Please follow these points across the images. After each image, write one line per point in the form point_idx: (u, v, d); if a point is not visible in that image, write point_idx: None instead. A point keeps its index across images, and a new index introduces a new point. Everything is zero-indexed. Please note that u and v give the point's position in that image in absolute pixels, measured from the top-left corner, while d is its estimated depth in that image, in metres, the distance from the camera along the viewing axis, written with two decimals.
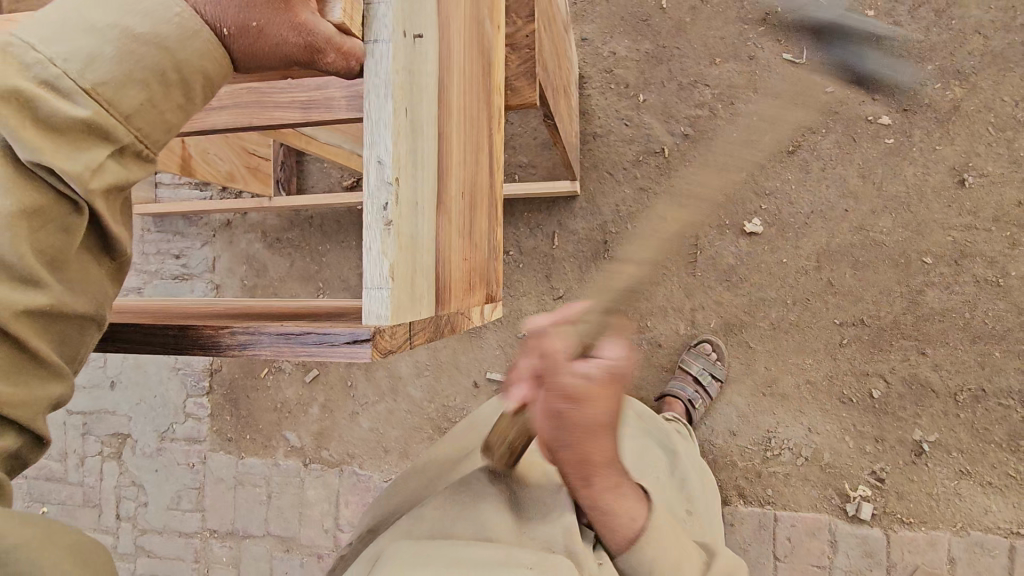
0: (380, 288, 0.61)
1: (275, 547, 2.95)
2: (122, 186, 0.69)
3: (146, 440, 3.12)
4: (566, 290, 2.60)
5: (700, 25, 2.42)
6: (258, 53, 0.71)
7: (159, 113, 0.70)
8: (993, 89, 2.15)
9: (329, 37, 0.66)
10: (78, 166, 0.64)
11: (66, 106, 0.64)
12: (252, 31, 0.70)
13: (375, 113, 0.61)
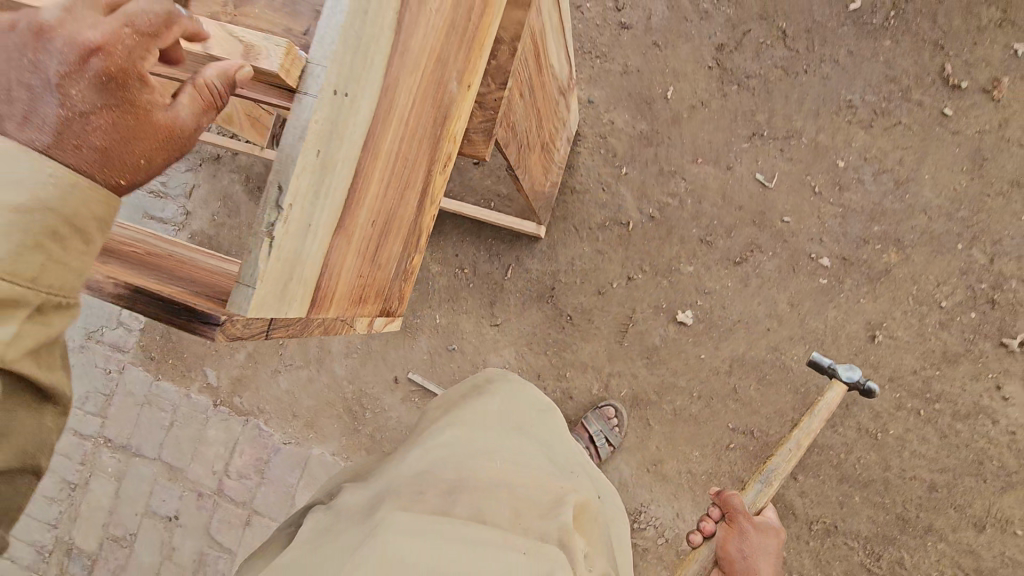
0: (247, 287, 0.75)
1: (161, 475, 3.02)
2: (42, 341, 0.76)
3: (72, 334, 3.18)
4: (505, 320, 2.76)
5: (694, 123, 2.62)
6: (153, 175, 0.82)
7: (65, 264, 0.76)
8: (924, 263, 2.37)
9: (195, 117, 0.79)
10: None
11: None
12: (144, 171, 0.80)
13: (283, 151, 0.75)
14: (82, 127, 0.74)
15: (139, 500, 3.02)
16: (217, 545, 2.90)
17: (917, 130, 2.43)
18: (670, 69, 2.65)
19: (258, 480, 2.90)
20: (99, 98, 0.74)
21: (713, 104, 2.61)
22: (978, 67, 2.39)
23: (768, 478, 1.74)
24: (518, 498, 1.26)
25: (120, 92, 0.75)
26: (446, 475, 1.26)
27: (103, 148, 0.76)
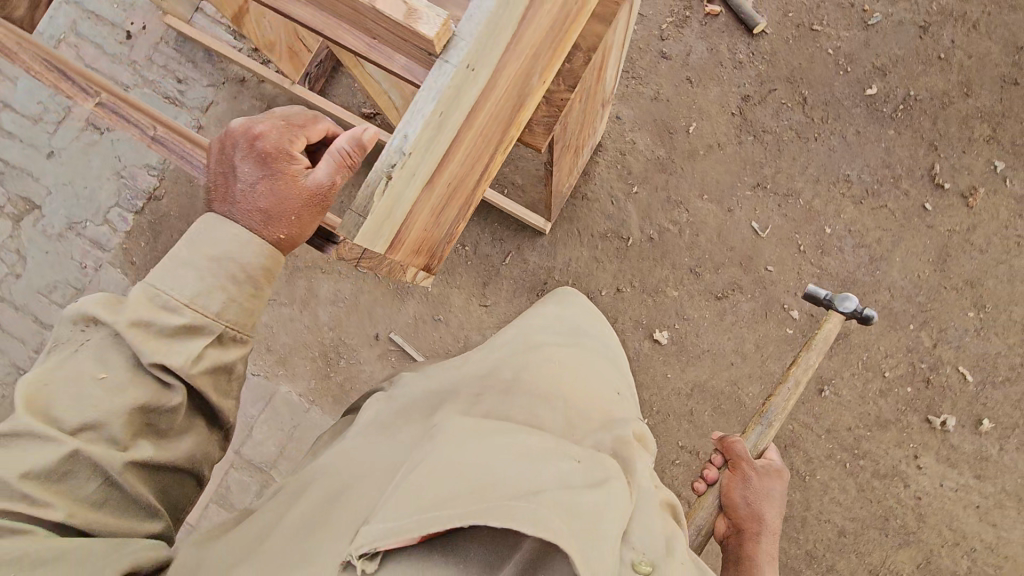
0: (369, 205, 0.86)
1: None
2: (217, 364, 1.22)
3: (53, 221, 3.12)
4: (493, 302, 2.88)
5: (706, 163, 2.82)
6: (303, 225, 1.30)
7: (237, 302, 1.24)
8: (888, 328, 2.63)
9: (327, 179, 1.29)
10: (180, 359, 1.16)
11: (174, 316, 1.17)
12: (295, 223, 1.29)
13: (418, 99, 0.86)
14: (255, 194, 1.27)
15: None
16: None
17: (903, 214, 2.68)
18: (696, 108, 2.86)
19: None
20: (264, 173, 1.28)
21: (727, 149, 2.82)
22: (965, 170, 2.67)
23: (768, 418, 1.77)
24: (578, 410, 1.43)
25: (277, 166, 1.28)
26: (508, 382, 1.45)
27: (274, 201, 1.26)
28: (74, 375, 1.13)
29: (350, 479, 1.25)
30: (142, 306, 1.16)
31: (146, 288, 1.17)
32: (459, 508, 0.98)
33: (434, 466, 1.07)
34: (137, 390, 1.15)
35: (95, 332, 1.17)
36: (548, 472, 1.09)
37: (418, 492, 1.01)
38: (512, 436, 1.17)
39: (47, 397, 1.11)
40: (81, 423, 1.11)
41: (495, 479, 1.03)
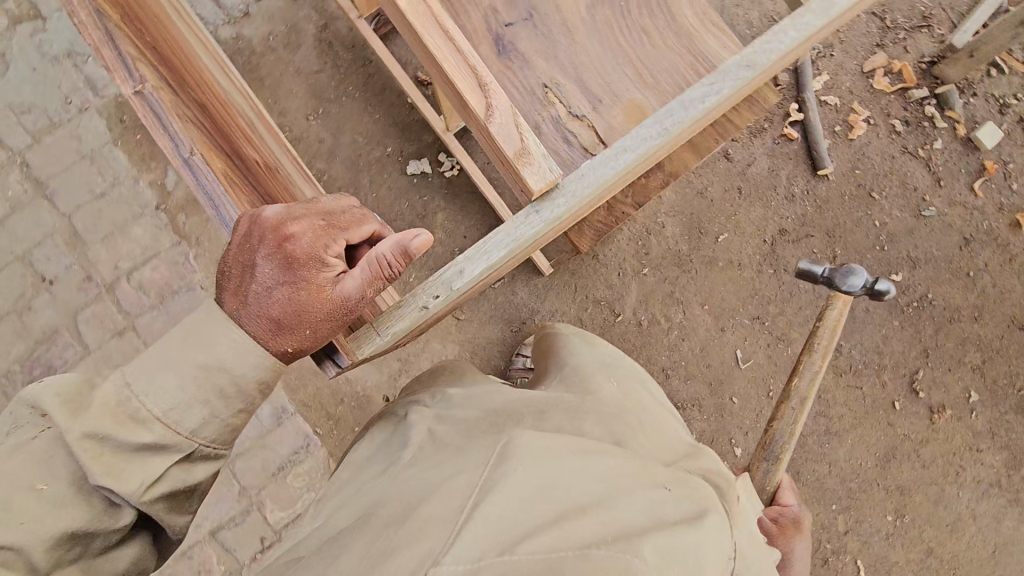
0: (382, 328, 1.12)
1: (59, 234, 2.60)
2: (176, 488, 1.12)
3: (46, 34, 2.66)
4: (466, 320, 2.76)
5: (721, 276, 2.80)
6: (318, 338, 1.18)
7: (217, 418, 1.12)
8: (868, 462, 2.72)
9: (356, 300, 1.16)
10: (133, 482, 1.07)
11: (137, 430, 1.07)
12: (310, 334, 1.17)
13: (477, 248, 1.13)
14: (269, 299, 1.15)
15: (20, 238, 2.60)
16: (72, 332, 2.59)
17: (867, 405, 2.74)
18: (735, 220, 2.81)
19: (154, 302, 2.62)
20: (287, 278, 1.15)
21: (745, 271, 2.80)
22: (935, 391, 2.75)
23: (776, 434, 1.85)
24: (644, 439, 1.38)
25: (304, 272, 1.15)
26: (569, 402, 1.42)
27: (290, 313, 1.14)
28: (10, 480, 1.03)
29: (416, 492, 1.12)
30: (101, 419, 1.06)
31: (108, 399, 1.07)
32: (535, 563, 0.94)
33: (508, 508, 1.02)
34: (75, 508, 1.05)
35: (45, 435, 1.07)
36: (614, 516, 1.06)
37: (496, 536, 0.97)
38: (577, 469, 1.14)
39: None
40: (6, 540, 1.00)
41: (563, 528, 1.00)
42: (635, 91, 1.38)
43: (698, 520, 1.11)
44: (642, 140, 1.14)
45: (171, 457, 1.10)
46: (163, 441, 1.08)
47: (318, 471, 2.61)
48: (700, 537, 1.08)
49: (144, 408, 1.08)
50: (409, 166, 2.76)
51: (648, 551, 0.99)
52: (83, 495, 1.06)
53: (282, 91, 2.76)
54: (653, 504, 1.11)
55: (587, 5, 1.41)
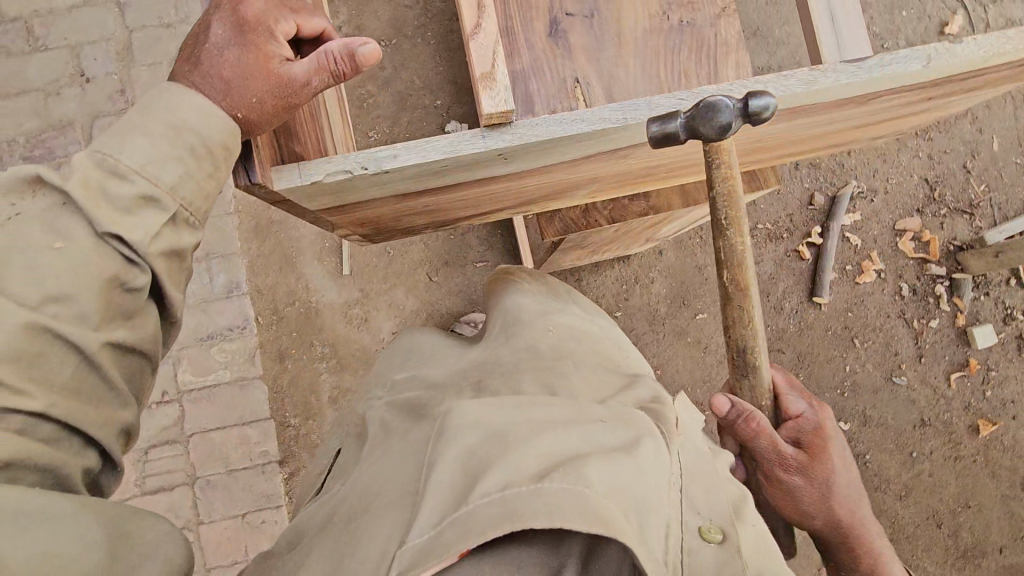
0: (301, 167, 1.15)
1: (115, 42, 2.70)
2: (175, 246, 1.04)
3: None
4: (438, 283, 2.79)
5: (684, 350, 2.83)
6: (259, 118, 1.08)
7: (194, 179, 1.04)
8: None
9: (300, 82, 1.05)
10: (139, 232, 0.99)
11: (125, 182, 0.99)
12: (251, 108, 1.06)
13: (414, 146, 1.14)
14: (217, 58, 1.05)
15: (81, 31, 2.69)
16: (84, 131, 2.67)
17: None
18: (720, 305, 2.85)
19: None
20: (235, 39, 1.05)
21: (708, 354, 2.83)
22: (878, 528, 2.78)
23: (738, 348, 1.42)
24: (583, 383, 1.33)
25: (253, 38, 1.05)
26: (505, 357, 1.42)
27: (231, 77, 1.04)
28: (16, 244, 0.93)
29: (375, 493, 1.16)
30: (92, 170, 0.98)
31: (88, 162, 0.98)
32: (490, 510, 0.95)
33: (454, 473, 1.05)
34: (94, 253, 0.96)
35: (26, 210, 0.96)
36: (550, 451, 1.05)
37: (448, 507, 1.00)
38: (503, 419, 1.13)
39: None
40: (41, 291, 0.92)
41: (506, 472, 1.01)
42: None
43: (641, 447, 1.10)
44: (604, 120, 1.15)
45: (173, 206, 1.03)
46: (160, 183, 1.01)
47: (243, 355, 2.66)
48: (639, 459, 1.07)
49: (127, 160, 0.99)
50: (449, 124, 2.83)
51: (589, 475, 0.99)
52: (102, 247, 0.97)
53: (369, 9, 2.86)
54: (589, 437, 1.10)
55: (646, 29, 1.48)
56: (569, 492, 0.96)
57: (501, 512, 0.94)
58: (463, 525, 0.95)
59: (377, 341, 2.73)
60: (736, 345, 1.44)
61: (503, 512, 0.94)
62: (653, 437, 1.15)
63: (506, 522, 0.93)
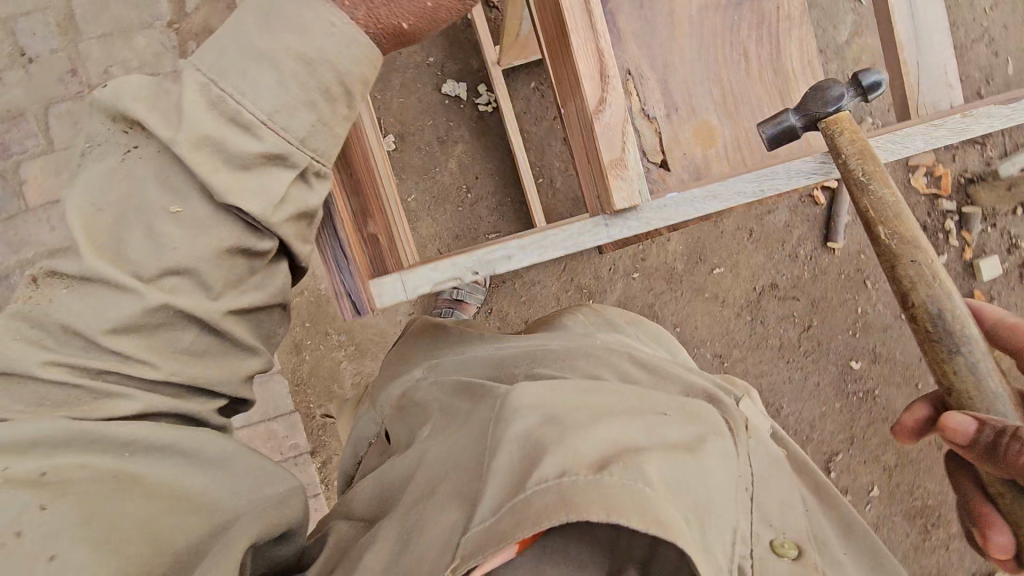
0: (404, 277, 1.21)
1: (53, 12, 2.35)
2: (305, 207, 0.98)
3: None
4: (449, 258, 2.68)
5: (702, 306, 2.82)
6: (414, 24, 0.99)
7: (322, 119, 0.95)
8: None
9: None
10: (258, 204, 0.91)
11: (246, 137, 0.90)
12: (405, 25, 0.98)
13: (525, 241, 1.20)
14: None
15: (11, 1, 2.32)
16: (39, 122, 2.37)
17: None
18: (735, 258, 2.82)
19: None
20: None
21: (725, 308, 2.83)
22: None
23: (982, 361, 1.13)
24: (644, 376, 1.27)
25: None
26: (559, 351, 1.34)
27: None
28: (136, 205, 0.90)
29: (440, 476, 1.05)
30: (181, 147, 0.88)
31: (177, 136, 0.88)
32: (546, 498, 0.83)
33: (510, 452, 0.93)
34: (192, 247, 0.91)
35: (131, 173, 0.91)
36: (620, 440, 0.94)
37: (506, 493, 0.88)
38: (566, 402, 1.02)
39: (82, 233, 0.89)
40: (158, 269, 0.91)
41: (571, 457, 0.88)
42: (710, 112, 1.33)
43: (709, 445, 1.01)
44: (714, 204, 1.20)
45: (259, 211, 0.92)
46: (249, 172, 0.91)
47: None
48: (707, 462, 0.98)
49: (212, 140, 0.89)
50: (445, 84, 2.60)
51: (652, 473, 0.89)
52: (208, 232, 0.92)
53: None
54: (655, 432, 0.99)
55: (700, 6, 1.32)
56: (634, 492, 0.83)
57: (555, 501, 0.82)
58: (522, 514, 0.83)
59: (393, 323, 2.66)
60: (926, 312, 1.15)
61: (561, 502, 0.82)
62: (724, 436, 1.06)
63: (565, 511, 0.81)
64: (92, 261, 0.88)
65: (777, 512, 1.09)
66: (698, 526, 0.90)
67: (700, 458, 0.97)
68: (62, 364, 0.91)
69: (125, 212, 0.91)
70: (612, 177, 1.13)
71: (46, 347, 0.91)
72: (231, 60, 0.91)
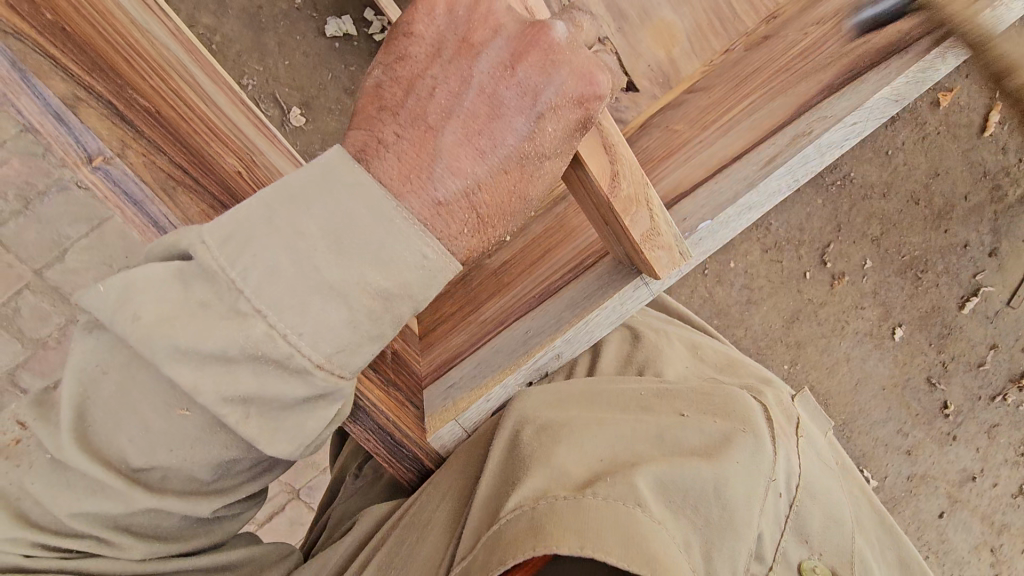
0: (462, 416, 0.61)
1: None
2: (380, 387, 0.58)
3: None
4: None
5: None
6: (502, 199, 0.41)
7: (300, 427, 0.40)
8: (885, 252, 1.41)
9: (575, 95, 0.40)
10: (288, 443, 0.40)
11: (283, 384, 0.37)
12: (483, 217, 0.41)
13: (597, 316, 0.59)
14: (381, 151, 0.39)
15: None
16: None
17: (884, 209, 1.40)
18: None
19: (7, 209, 1.34)
20: (394, 75, 0.41)
21: None
22: (978, 164, 1.37)
23: None
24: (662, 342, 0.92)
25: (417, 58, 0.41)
26: None
27: (406, 152, 0.39)
28: (122, 387, 0.42)
29: None
30: (173, 332, 0.36)
31: (190, 268, 0.36)
32: (528, 526, 0.44)
33: (492, 467, 0.52)
34: (192, 469, 0.45)
35: (103, 353, 0.42)
36: (630, 446, 0.51)
37: (482, 520, 0.49)
38: (576, 386, 0.59)
39: (73, 409, 0.43)
40: (148, 461, 0.44)
41: (562, 476, 0.48)
42: (667, 9, 0.95)
43: (747, 441, 0.52)
44: (847, 139, 0.63)
45: (290, 455, 0.41)
46: (283, 410, 0.39)
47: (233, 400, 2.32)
48: (737, 470, 0.50)
49: (204, 339, 0.36)
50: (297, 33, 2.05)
51: (652, 493, 0.47)
52: (207, 443, 0.43)
53: None
54: (675, 426, 0.53)
55: None
56: (620, 524, 0.44)
57: (533, 524, 0.44)
58: (488, 554, 0.45)
59: None
60: None
61: (542, 529, 0.44)
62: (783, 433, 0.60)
63: (499, 561, 0.44)
64: (67, 451, 0.43)
65: (816, 523, 0.58)
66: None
67: (733, 463, 0.50)
68: (36, 537, 0.46)
69: (114, 381, 0.42)
70: (646, 253, 0.54)
71: (20, 511, 0.47)
72: (285, 285, 0.36)
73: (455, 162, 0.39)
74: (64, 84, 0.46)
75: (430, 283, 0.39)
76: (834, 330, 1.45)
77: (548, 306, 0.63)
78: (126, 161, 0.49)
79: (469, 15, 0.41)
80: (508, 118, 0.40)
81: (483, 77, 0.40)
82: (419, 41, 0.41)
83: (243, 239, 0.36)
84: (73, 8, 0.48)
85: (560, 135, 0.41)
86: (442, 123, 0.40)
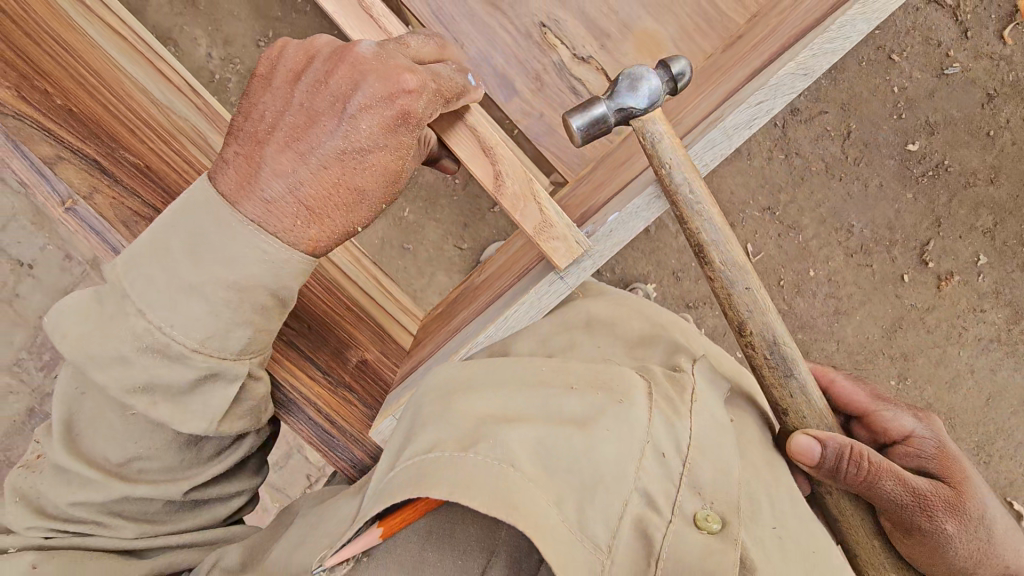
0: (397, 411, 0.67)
1: None
2: (321, 382, 0.69)
3: None
4: None
5: None
6: (327, 196, 0.51)
7: (204, 400, 0.53)
8: (1002, 243, 1.40)
9: (384, 98, 0.50)
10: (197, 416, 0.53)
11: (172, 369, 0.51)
12: (308, 213, 0.51)
13: (517, 311, 0.65)
14: (224, 167, 0.51)
15: None
16: None
17: (994, 197, 1.38)
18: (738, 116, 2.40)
19: None
20: (245, 107, 0.54)
21: None
22: None
23: None
24: None
25: (256, 91, 0.53)
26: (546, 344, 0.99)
27: (239, 166, 0.51)
28: (94, 396, 0.59)
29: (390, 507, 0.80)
30: (88, 340, 0.50)
31: (102, 290, 0.51)
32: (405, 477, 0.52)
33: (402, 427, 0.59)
34: (158, 455, 0.61)
35: (77, 377, 0.60)
36: (517, 409, 0.57)
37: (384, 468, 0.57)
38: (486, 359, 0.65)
39: (63, 420, 0.60)
40: (123, 454, 0.61)
41: (452, 430, 0.54)
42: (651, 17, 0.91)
43: (621, 409, 0.59)
44: (756, 119, 0.64)
45: (201, 428, 0.54)
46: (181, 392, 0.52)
47: None
48: (608, 436, 0.56)
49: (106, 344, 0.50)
50: None
51: (524, 450, 0.53)
52: (160, 432, 0.60)
53: None
54: (559, 397, 0.59)
55: None
56: (490, 474, 0.51)
57: (414, 475, 0.51)
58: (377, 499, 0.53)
59: None
60: None
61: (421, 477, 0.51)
62: (674, 402, 0.65)
63: (385, 501, 0.51)
64: (62, 450, 0.60)
65: (708, 475, 0.62)
66: (588, 533, 0.53)
67: (605, 434, 0.56)
68: (49, 524, 0.62)
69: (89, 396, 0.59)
70: (543, 244, 0.60)
71: (41, 507, 0.63)
72: (157, 289, 0.49)
73: (277, 167, 0.50)
74: (49, 147, 0.61)
75: (273, 273, 0.51)
76: (949, 339, 1.44)
77: (486, 310, 0.70)
78: (93, 202, 0.63)
79: (298, 51, 0.53)
80: (325, 125, 0.51)
81: (302, 95, 0.51)
82: (262, 76, 0.53)
83: (134, 257, 0.50)
84: (85, 95, 0.64)
85: (374, 131, 0.51)
86: (270, 136, 0.51)
